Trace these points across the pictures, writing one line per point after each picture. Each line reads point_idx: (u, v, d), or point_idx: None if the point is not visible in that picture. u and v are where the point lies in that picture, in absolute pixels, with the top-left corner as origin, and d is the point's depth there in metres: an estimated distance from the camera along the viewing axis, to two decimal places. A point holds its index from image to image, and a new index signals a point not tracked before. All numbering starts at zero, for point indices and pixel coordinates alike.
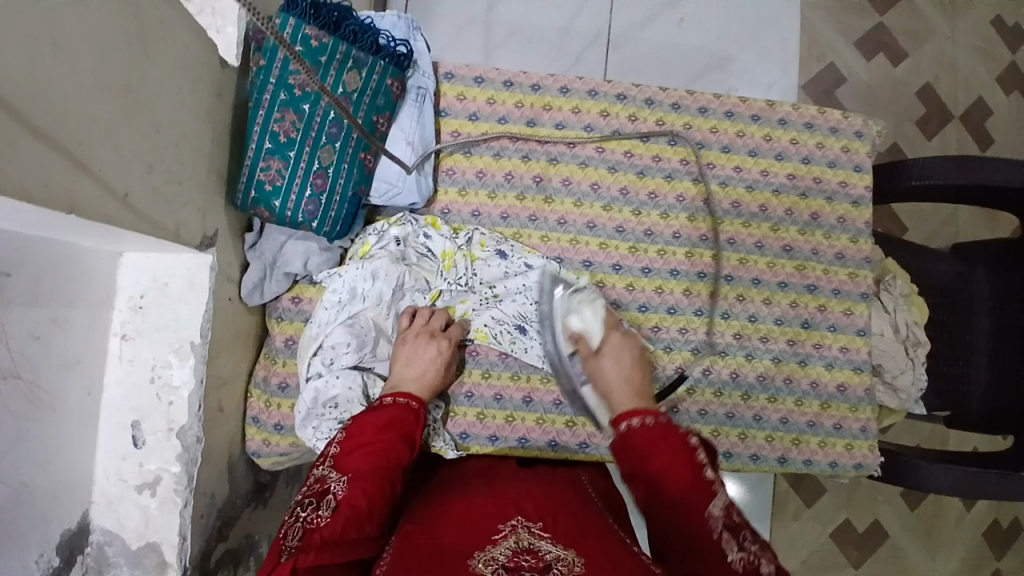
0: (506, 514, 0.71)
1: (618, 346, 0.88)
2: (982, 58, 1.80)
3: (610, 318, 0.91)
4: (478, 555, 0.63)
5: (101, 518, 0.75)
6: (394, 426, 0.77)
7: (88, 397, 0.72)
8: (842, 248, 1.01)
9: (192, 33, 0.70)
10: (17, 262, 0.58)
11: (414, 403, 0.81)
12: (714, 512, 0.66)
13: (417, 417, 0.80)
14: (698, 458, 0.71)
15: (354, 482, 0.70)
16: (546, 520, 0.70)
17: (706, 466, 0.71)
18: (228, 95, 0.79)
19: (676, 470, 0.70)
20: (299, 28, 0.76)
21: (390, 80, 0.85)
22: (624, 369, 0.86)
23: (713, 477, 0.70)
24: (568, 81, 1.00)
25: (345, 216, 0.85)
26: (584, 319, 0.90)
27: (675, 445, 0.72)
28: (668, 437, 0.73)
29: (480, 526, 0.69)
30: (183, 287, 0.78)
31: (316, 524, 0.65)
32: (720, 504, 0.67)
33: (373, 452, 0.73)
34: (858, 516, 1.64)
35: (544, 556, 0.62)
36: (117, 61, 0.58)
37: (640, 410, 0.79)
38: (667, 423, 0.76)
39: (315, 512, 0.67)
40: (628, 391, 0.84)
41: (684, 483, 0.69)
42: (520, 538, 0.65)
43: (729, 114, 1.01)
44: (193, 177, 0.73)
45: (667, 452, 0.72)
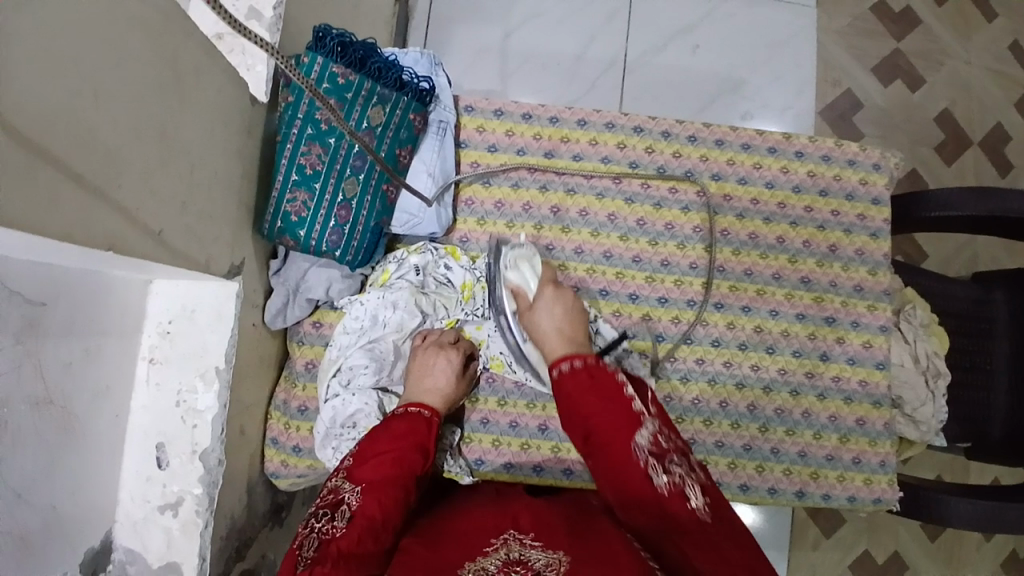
0: (501, 526, 0.71)
1: (556, 294, 0.87)
2: (1003, 85, 1.79)
3: (549, 275, 0.91)
4: (468, 564, 0.64)
5: (124, 538, 0.77)
6: (406, 435, 0.78)
7: (116, 420, 0.75)
8: (860, 281, 1.01)
9: (226, 76, 0.73)
10: (53, 294, 0.61)
11: (426, 412, 0.82)
12: (640, 441, 0.69)
13: (429, 427, 0.81)
14: (627, 393, 0.74)
15: (369, 491, 0.71)
16: (538, 530, 0.69)
17: (633, 399, 0.73)
18: (258, 130, 0.82)
19: (606, 414, 0.72)
20: (327, 66, 0.80)
21: (412, 115, 0.88)
22: (559, 318, 0.84)
23: (643, 409, 0.72)
24: (586, 113, 1.02)
25: (367, 244, 0.87)
26: (520, 274, 0.91)
27: (604, 378, 0.75)
28: (598, 375, 0.75)
29: (475, 538, 0.69)
30: (210, 315, 0.80)
31: (331, 536, 0.66)
32: (647, 434, 0.70)
33: (384, 461, 0.74)
34: (879, 547, 1.61)
35: (533, 565, 0.62)
36: (155, 107, 0.61)
37: (573, 353, 0.79)
38: (598, 363, 0.78)
39: (331, 523, 0.68)
40: (561, 337, 0.82)
41: (616, 427, 0.71)
42: (510, 549, 0.65)
43: (745, 146, 1.02)
44: (223, 210, 0.76)
45: (596, 394, 0.74)
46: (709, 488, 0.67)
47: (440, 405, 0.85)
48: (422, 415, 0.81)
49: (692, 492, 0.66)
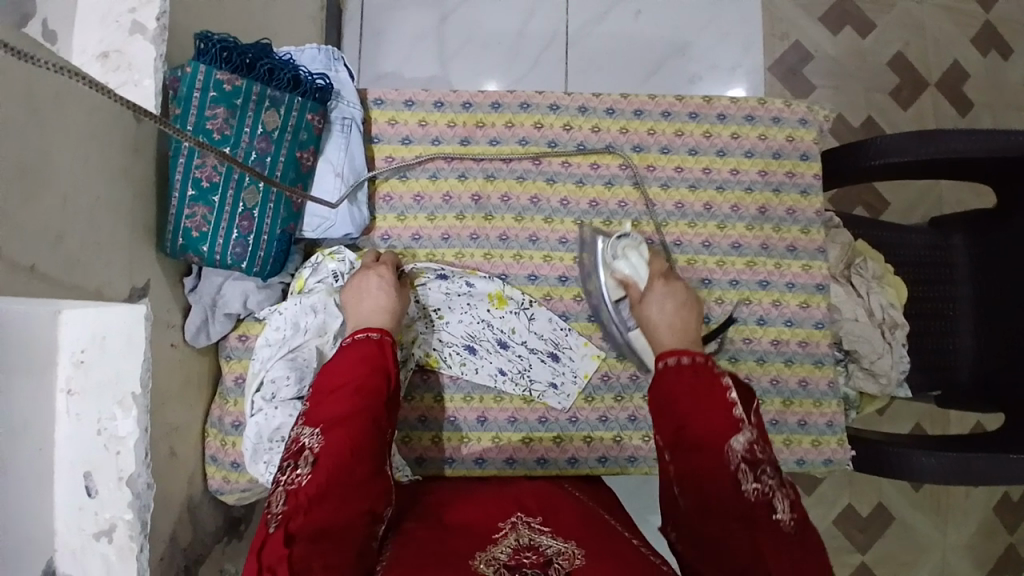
0: (508, 511, 0.77)
1: (667, 288, 0.86)
2: (955, 20, 1.74)
3: (659, 265, 0.89)
4: (480, 554, 0.66)
5: (65, 566, 0.76)
6: (361, 363, 0.76)
7: (39, 454, 0.73)
8: (793, 240, 0.99)
9: (97, 96, 0.71)
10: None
11: (374, 335, 0.79)
12: (734, 446, 0.68)
13: (382, 347, 0.79)
14: (731, 397, 0.72)
15: (330, 430, 0.69)
16: (544, 514, 0.76)
17: (735, 405, 0.71)
18: (148, 148, 0.80)
19: (708, 412, 0.71)
20: (211, 74, 0.77)
21: (310, 115, 0.86)
22: (670, 313, 0.84)
23: (741, 416, 0.70)
24: (500, 95, 0.99)
25: (275, 254, 0.86)
26: (629, 262, 0.90)
27: (707, 380, 0.74)
28: (704, 376, 0.74)
29: (481, 525, 0.74)
30: (122, 340, 0.78)
31: (297, 485, 0.66)
32: (743, 440, 0.68)
33: (342, 396, 0.72)
34: (861, 499, 1.61)
35: (544, 551, 0.66)
36: (11, 140, 0.59)
37: (679, 349, 0.79)
38: (706, 362, 0.77)
39: (295, 472, 0.67)
40: (671, 331, 0.82)
41: (713, 419, 0.70)
42: (520, 535, 0.71)
43: (666, 114, 1.00)
44: (113, 233, 0.75)
45: (691, 393, 0.73)
46: (798, 502, 0.66)
47: (388, 324, 0.83)
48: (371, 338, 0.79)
49: (782, 505, 0.64)
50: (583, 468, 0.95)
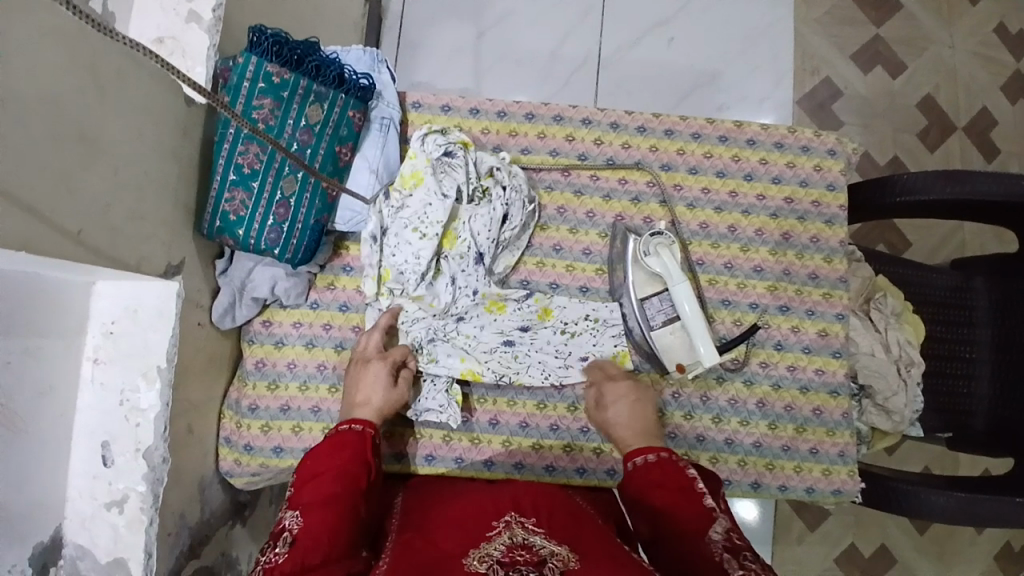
0: (503, 510, 0.75)
1: (621, 390, 0.89)
2: (987, 67, 1.76)
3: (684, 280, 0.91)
4: (473, 553, 0.67)
5: (74, 533, 0.77)
6: (342, 450, 0.79)
7: (60, 420, 0.74)
8: (815, 268, 0.99)
9: (155, 80, 0.74)
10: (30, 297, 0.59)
11: (358, 426, 0.82)
12: (715, 537, 0.69)
13: (364, 437, 0.81)
14: (699, 488, 0.75)
15: (307, 512, 0.72)
16: (539, 515, 0.74)
17: (706, 494, 0.74)
18: (196, 132, 0.83)
19: (674, 503, 0.74)
20: (261, 66, 0.80)
21: (352, 112, 0.88)
22: (628, 416, 0.87)
23: (714, 505, 0.73)
24: (534, 107, 1.01)
25: (308, 243, 0.88)
26: (662, 261, 0.91)
27: (675, 475, 0.77)
28: (672, 472, 0.77)
29: (475, 525, 0.73)
30: (152, 314, 0.80)
31: (274, 562, 0.66)
32: (720, 529, 0.70)
33: (324, 480, 0.76)
34: (866, 540, 1.58)
35: (538, 551, 0.66)
36: (71, 113, 0.62)
37: (645, 447, 0.82)
38: (671, 457, 0.80)
39: (273, 551, 0.68)
40: (632, 434, 0.86)
41: (683, 512, 0.73)
42: (514, 534, 0.70)
43: (695, 136, 1.02)
44: (157, 210, 0.78)
45: (662, 486, 0.76)
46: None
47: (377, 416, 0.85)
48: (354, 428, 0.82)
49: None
50: (591, 479, 0.95)
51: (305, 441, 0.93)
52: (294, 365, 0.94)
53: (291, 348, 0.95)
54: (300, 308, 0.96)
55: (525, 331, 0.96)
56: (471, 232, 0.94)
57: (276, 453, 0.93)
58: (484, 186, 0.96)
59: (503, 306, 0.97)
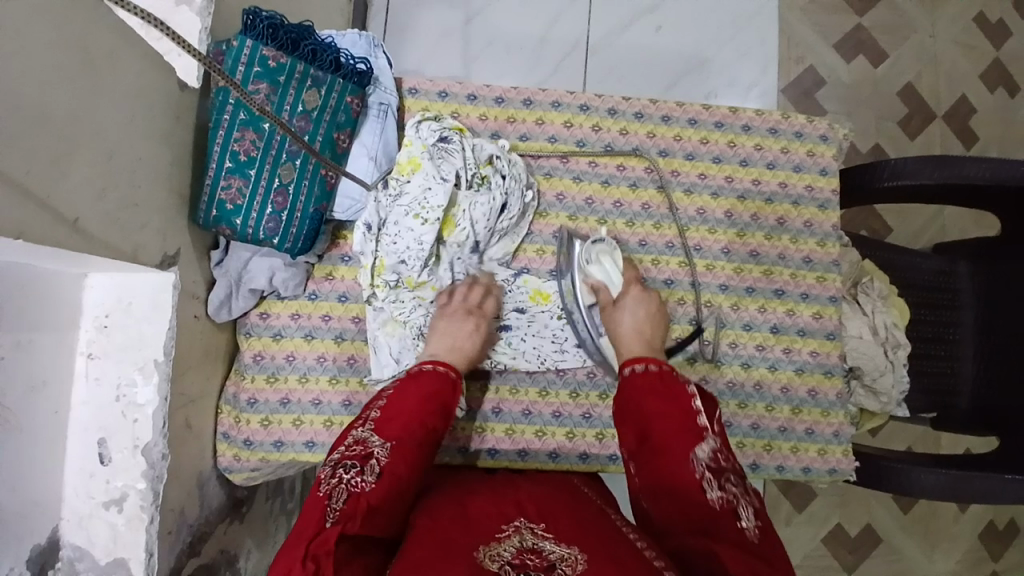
0: (511, 516, 0.73)
1: (639, 295, 0.92)
2: (964, 56, 1.80)
3: (632, 271, 0.96)
4: (483, 550, 0.65)
5: (72, 533, 0.75)
6: (433, 394, 0.80)
7: (55, 416, 0.72)
8: (810, 252, 1.01)
9: (145, 60, 0.71)
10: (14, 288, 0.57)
11: (448, 371, 0.84)
12: (699, 454, 0.71)
13: (452, 386, 0.83)
14: (696, 404, 0.77)
15: (398, 448, 0.72)
16: (548, 522, 0.72)
17: (701, 413, 0.76)
18: (188, 117, 0.81)
19: (670, 408, 0.76)
20: (257, 49, 0.78)
21: (350, 97, 0.87)
22: (641, 319, 0.90)
23: (706, 424, 0.75)
24: (532, 93, 1.00)
25: (307, 232, 0.86)
26: (602, 269, 0.95)
27: (675, 387, 0.79)
28: (670, 384, 0.79)
29: (483, 526, 0.70)
30: (147, 307, 0.78)
31: (361, 488, 0.67)
32: (707, 448, 0.72)
33: (414, 418, 0.76)
34: (851, 519, 1.62)
35: (547, 556, 0.63)
36: (61, 94, 0.59)
37: (645, 356, 0.84)
38: (672, 372, 0.81)
39: (360, 476, 0.68)
40: (639, 338, 0.87)
41: (680, 425, 0.74)
42: (523, 538, 0.68)
43: (692, 122, 1.02)
44: (150, 199, 0.75)
45: (668, 399, 0.77)
46: (762, 512, 0.68)
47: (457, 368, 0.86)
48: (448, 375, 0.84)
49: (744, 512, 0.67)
50: (593, 464, 0.96)
51: (306, 434, 0.92)
52: (293, 357, 0.93)
53: (290, 340, 0.93)
54: (298, 299, 0.94)
55: (520, 313, 0.97)
56: (471, 220, 0.91)
57: (277, 447, 0.92)
58: (483, 174, 0.92)
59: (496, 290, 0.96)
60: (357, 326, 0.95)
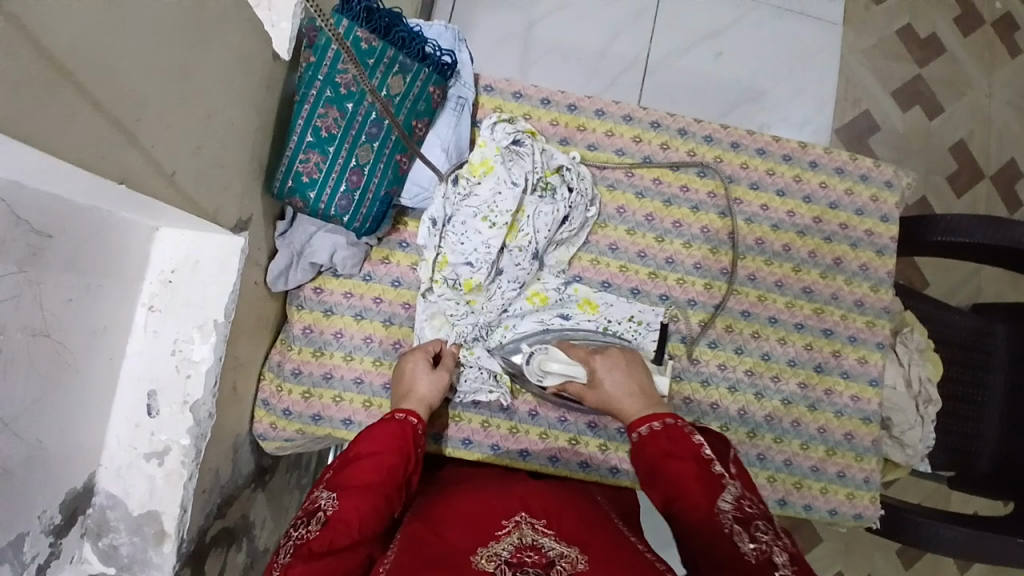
0: (512, 509, 0.76)
1: (608, 359, 0.89)
2: (1020, 120, 1.79)
3: (581, 351, 0.92)
4: (480, 550, 0.68)
5: (107, 482, 0.75)
6: (389, 443, 0.78)
7: (111, 361, 0.73)
8: (862, 296, 1.01)
9: (250, 26, 0.72)
10: (60, 227, 0.59)
11: (411, 419, 0.82)
12: (723, 506, 0.69)
13: (409, 430, 0.81)
14: (707, 454, 0.75)
15: (346, 497, 0.72)
16: (550, 517, 0.74)
17: (713, 461, 0.74)
18: (277, 88, 0.82)
19: (686, 470, 0.73)
20: (352, 29, 0.79)
21: (432, 87, 0.88)
22: (623, 380, 0.87)
23: (722, 471, 0.73)
24: (605, 104, 1.02)
25: (376, 214, 0.87)
26: (555, 374, 0.90)
27: (683, 442, 0.76)
28: (677, 439, 0.76)
29: (487, 521, 0.73)
30: (213, 267, 0.80)
31: (304, 539, 0.68)
32: (730, 497, 0.70)
33: (365, 467, 0.76)
34: (853, 568, 1.61)
35: (547, 552, 0.67)
36: (178, 49, 0.60)
37: (649, 414, 0.81)
38: (676, 423, 0.79)
39: (305, 528, 0.70)
40: (632, 398, 0.85)
41: (694, 486, 0.71)
42: (523, 534, 0.71)
43: (760, 152, 1.02)
44: (235, 162, 0.76)
45: (673, 457, 0.75)
46: (798, 556, 0.64)
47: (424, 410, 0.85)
48: (396, 417, 0.81)
49: (781, 557, 0.62)
50: (623, 479, 0.95)
51: (345, 412, 0.93)
52: (341, 335, 0.94)
53: (340, 318, 0.94)
54: (353, 278, 0.95)
55: (565, 321, 0.96)
56: (534, 228, 0.92)
57: (314, 421, 0.92)
58: (548, 181, 0.93)
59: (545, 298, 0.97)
60: (407, 312, 0.96)
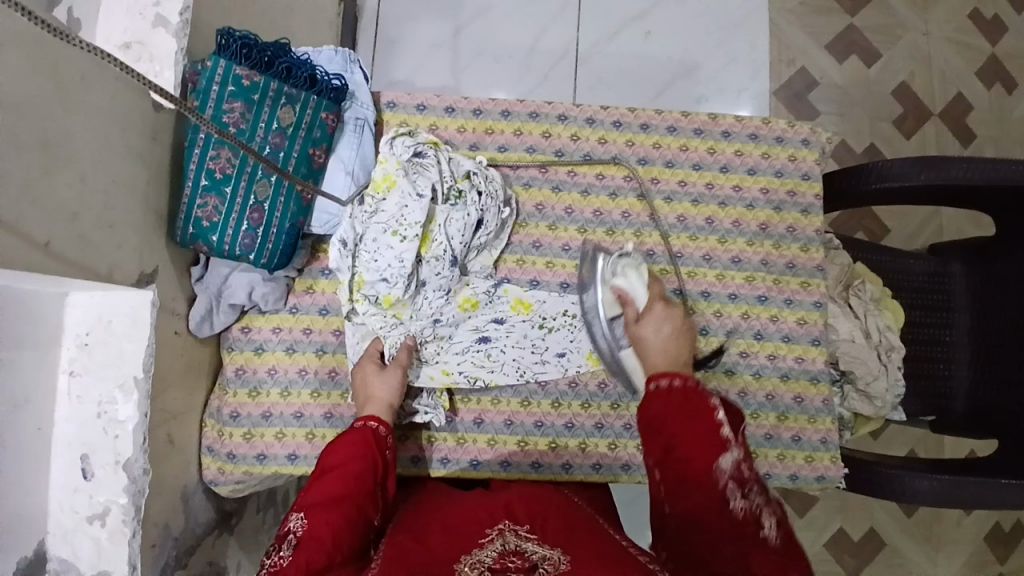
0: (496, 518, 0.76)
1: (666, 312, 0.85)
2: (960, 53, 1.77)
3: (656, 288, 0.89)
4: (464, 558, 0.66)
5: (57, 548, 0.76)
6: (357, 450, 0.79)
7: (38, 432, 0.73)
8: (793, 257, 1.00)
9: (119, 84, 0.72)
10: None
11: (373, 424, 0.83)
12: (722, 465, 0.69)
13: (378, 437, 0.82)
14: (719, 417, 0.72)
15: (315, 515, 0.71)
16: (532, 523, 0.75)
17: (724, 425, 0.72)
18: (165, 138, 0.82)
19: (693, 430, 0.72)
20: (230, 69, 0.79)
21: (325, 114, 0.88)
22: (667, 338, 0.83)
23: (730, 434, 0.71)
24: (509, 104, 1.01)
25: (284, 247, 0.87)
26: (630, 281, 0.90)
27: (699, 403, 0.73)
28: (694, 400, 0.74)
29: (468, 531, 0.73)
30: (126, 324, 0.79)
31: (278, 565, 0.66)
32: (731, 459, 0.69)
33: (334, 479, 0.76)
34: (854, 524, 1.60)
35: (529, 556, 0.65)
36: (33, 119, 0.60)
37: (672, 370, 0.79)
38: (696, 386, 0.76)
39: (277, 554, 0.67)
40: (666, 357, 0.81)
41: (702, 450, 0.70)
42: (506, 540, 0.70)
43: (671, 129, 1.02)
44: (126, 218, 0.76)
45: (684, 417, 0.73)
46: (785, 519, 0.67)
47: (387, 414, 0.86)
48: (356, 425, 0.82)
49: (767, 521, 0.66)
50: (576, 474, 0.95)
51: (289, 447, 0.93)
52: (275, 371, 0.94)
53: (272, 354, 0.94)
54: (280, 313, 0.95)
55: (500, 324, 0.97)
56: (447, 235, 0.91)
57: (260, 460, 0.92)
58: (460, 188, 0.93)
59: (477, 305, 0.97)
60: (338, 338, 0.96)
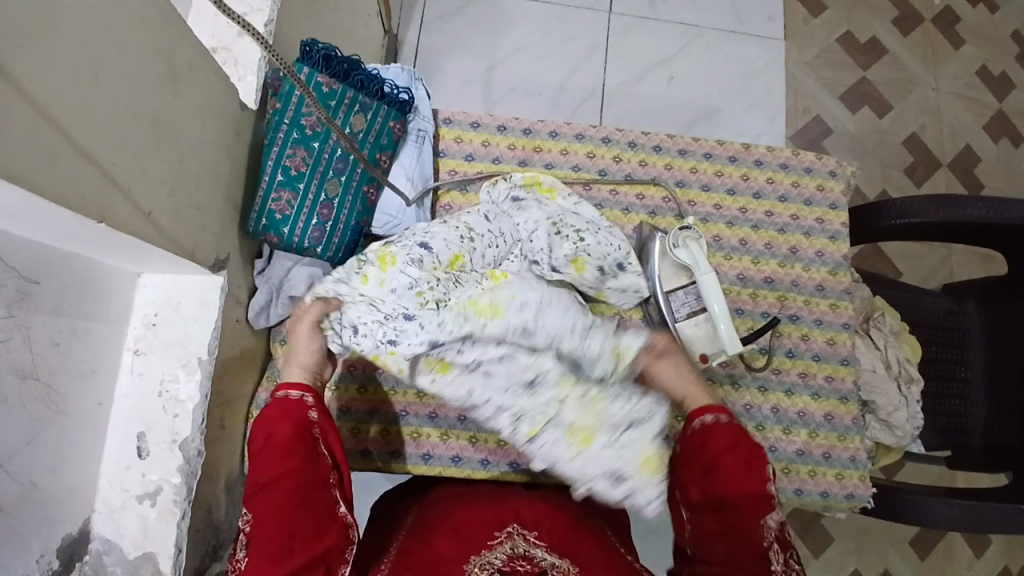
0: (505, 520, 0.78)
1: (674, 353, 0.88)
2: (967, 108, 1.88)
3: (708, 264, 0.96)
4: (474, 559, 0.71)
5: (101, 527, 0.77)
6: (277, 423, 0.78)
7: (99, 407, 0.75)
8: (822, 281, 1.05)
9: (215, 80, 0.78)
10: (47, 272, 0.64)
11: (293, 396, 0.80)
12: (769, 523, 0.74)
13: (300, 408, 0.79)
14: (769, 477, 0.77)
15: (253, 507, 0.74)
16: (541, 527, 0.77)
17: (771, 480, 0.77)
18: (246, 134, 0.87)
19: (746, 484, 0.76)
20: (313, 75, 0.85)
21: (393, 122, 0.94)
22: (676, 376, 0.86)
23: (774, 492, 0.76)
24: (557, 126, 1.08)
25: (348, 243, 0.92)
26: (689, 252, 0.96)
27: (747, 448, 0.78)
28: (745, 446, 0.78)
29: (478, 531, 0.76)
30: (194, 305, 0.83)
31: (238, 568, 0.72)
32: (776, 518, 0.75)
33: (263, 460, 0.76)
34: (869, 565, 1.59)
35: (538, 562, 0.71)
36: (149, 98, 0.65)
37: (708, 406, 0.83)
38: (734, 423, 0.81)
39: (236, 555, 0.73)
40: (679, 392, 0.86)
41: (755, 503, 0.75)
42: (516, 544, 0.74)
43: (708, 155, 1.09)
44: (210, 204, 0.81)
45: (746, 462, 0.77)
46: None
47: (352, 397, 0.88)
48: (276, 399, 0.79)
49: None
50: None
51: None
52: None
53: None
54: None
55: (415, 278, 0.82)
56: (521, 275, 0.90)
57: None
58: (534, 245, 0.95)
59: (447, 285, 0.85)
60: None
